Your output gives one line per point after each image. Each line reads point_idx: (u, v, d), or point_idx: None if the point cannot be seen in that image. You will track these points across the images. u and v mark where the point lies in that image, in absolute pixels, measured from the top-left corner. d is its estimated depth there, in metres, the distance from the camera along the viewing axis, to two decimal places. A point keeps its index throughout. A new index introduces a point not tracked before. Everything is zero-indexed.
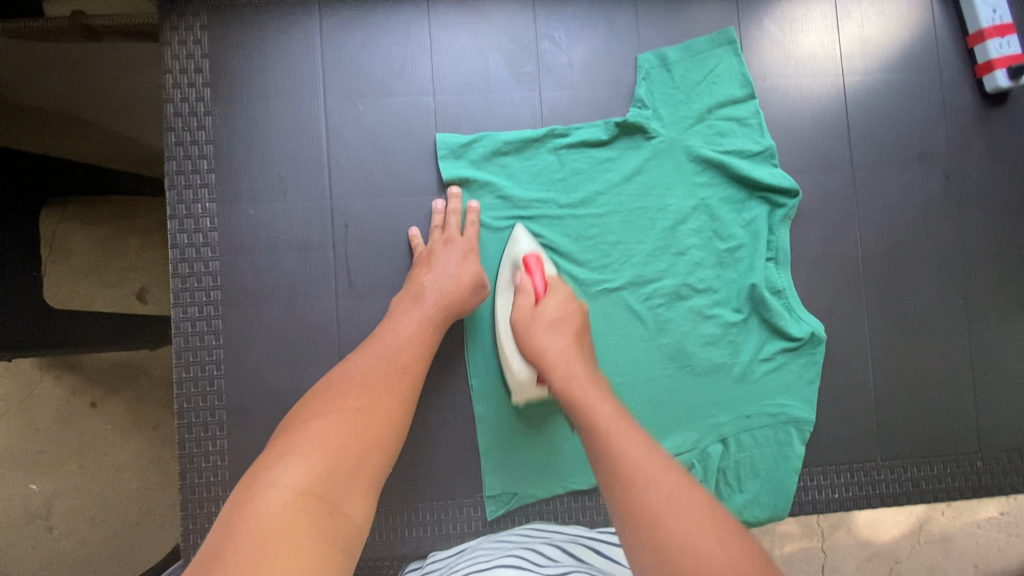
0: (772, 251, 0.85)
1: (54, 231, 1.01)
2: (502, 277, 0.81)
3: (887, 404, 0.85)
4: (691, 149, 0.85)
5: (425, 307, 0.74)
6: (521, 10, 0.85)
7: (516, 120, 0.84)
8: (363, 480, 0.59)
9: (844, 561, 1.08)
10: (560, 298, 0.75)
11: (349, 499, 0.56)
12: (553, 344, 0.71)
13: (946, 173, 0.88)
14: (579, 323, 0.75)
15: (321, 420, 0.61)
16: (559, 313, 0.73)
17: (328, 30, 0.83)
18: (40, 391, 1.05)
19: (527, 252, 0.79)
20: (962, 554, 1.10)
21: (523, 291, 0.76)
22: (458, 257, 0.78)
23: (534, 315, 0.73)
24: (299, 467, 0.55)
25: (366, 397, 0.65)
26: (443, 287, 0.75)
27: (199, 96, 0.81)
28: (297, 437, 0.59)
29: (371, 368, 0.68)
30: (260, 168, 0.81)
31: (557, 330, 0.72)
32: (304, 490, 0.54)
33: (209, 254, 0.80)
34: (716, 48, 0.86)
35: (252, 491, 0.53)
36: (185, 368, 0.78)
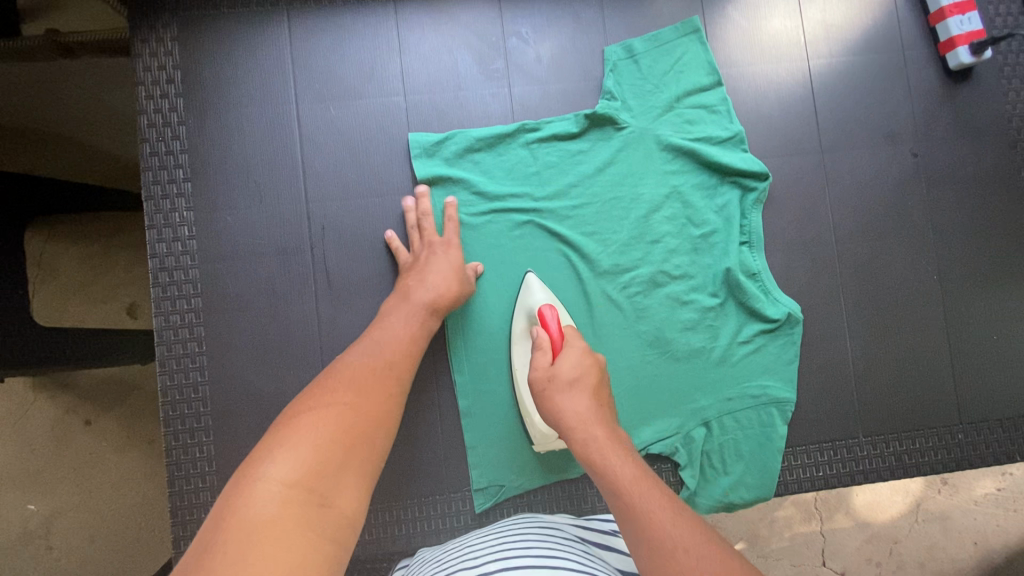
0: (745, 235, 0.86)
1: (43, 252, 1.02)
2: (517, 328, 0.82)
3: (867, 381, 0.86)
4: (661, 138, 0.86)
5: (411, 306, 0.76)
6: (487, 8, 0.86)
7: (487, 117, 0.86)
8: (354, 473, 0.59)
9: (843, 543, 1.09)
10: (577, 354, 0.74)
11: (340, 492, 0.56)
12: (571, 409, 0.70)
13: (914, 151, 0.89)
14: (598, 380, 0.73)
15: (311, 416, 0.61)
16: (574, 373, 0.73)
17: (297, 36, 0.84)
18: (34, 410, 1.06)
19: (542, 303, 0.80)
20: (961, 531, 1.11)
21: (540, 347, 0.76)
22: (442, 254, 0.79)
23: (551, 375, 0.73)
24: (289, 459, 0.55)
25: (354, 392, 0.65)
26: (430, 287, 0.76)
27: (172, 106, 0.81)
28: (289, 430, 0.60)
29: (361, 367, 0.69)
30: (235, 175, 0.82)
31: (574, 391, 0.71)
32: (295, 482, 0.53)
33: (189, 262, 0.80)
34: (681, 37, 0.87)
35: (243, 483, 0.53)
36: (169, 375, 0.79)
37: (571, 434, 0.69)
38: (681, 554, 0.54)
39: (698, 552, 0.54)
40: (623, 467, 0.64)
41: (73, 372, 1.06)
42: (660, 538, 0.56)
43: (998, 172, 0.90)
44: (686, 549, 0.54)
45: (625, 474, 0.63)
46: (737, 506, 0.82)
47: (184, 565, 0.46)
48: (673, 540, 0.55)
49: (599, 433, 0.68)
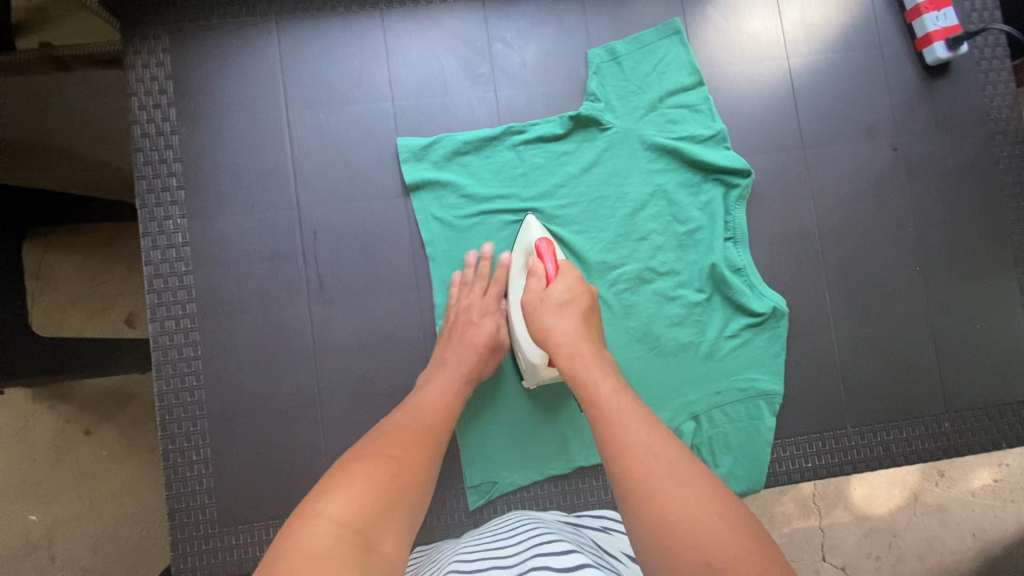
0: (729, 231, 0.87)
1: (41, 262, 1.03)
2: (516, 265, 0.82)
3: (854, 373, 0.88)
4: (645, 138, 0.88)
5: (445, 371, 0.77)
6: (472, 14, 0.88)
7: (474, 120, 0.87)
8: (398, 520, 0.58)
9: (841, 537, 1.10)
10: (570, 281, 0.75)
11: (385, 537, 0.55)
12: (560, 326, 0.71)
13: (894, 146, 0.91)
14: (589, 306, 0.74)
15: (358, 462, 0.62)
16: (567, 296, 0.73)
17: (286, 45, 0.86)
18: (35, 421, 1.07)
19: (539, 238, 0.79)
20: (958, 523, 1.12)
21: (535, 274, 0.76)
22: (478, 318, 0.80)
23: (544, 296, 0.73)
24: (339, 500, 0.56)
25: (398, 444, 0.66)
26: (462, 354, 0.78)
27: (164, 116, 0.83)
28: (338, 475, 0.60)
29: (404, 423, 0.70)
30: (227, 182, 0.84)
31: (564, 312, 0.72)
32: (347, 522, 0.54)
33: (183, 268, 0.82)
34: (662, 38, 0.89)
35: (297, 521, 0.53)
36: (165, 380, 0.80)
37: (556, 349, 0.70)
38: (650, 458, 0.57)
39: (666, 457, 0.58)
40: (605, 378, 0.67)
41: (72, 383, 1.07)
42: (630, 441, 0.59)
43: (977, 164, 0.91)
44: (654, 454, 0.58)
45: (605, 387, 0.66)
46: None
47: None
48: (643, 448, 0.59)
49: (585, 348, 0.70)
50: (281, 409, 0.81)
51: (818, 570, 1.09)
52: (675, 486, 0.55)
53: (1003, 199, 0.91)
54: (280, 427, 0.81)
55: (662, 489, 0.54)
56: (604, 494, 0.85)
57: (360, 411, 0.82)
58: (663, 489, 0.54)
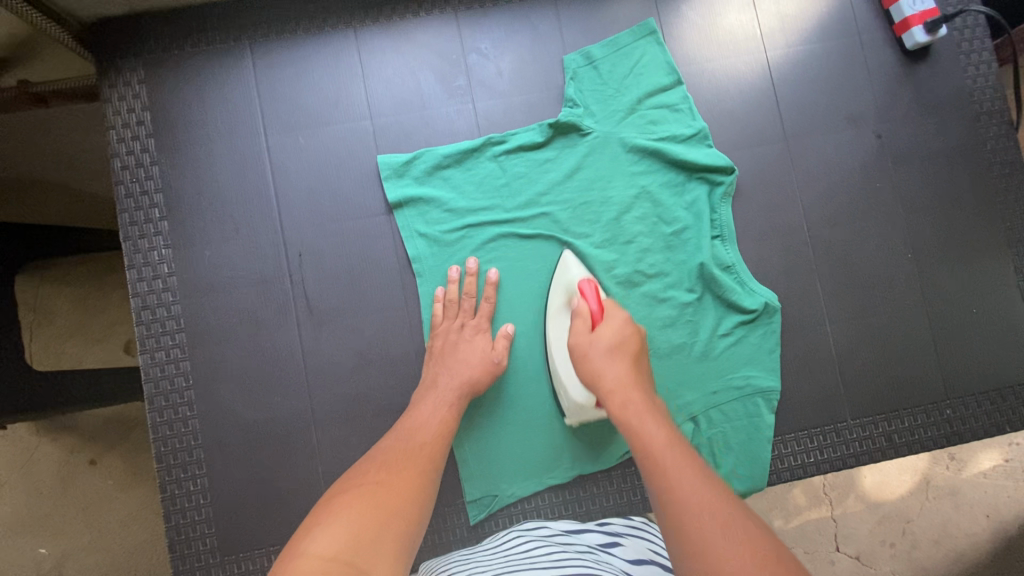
0: (717, 229, 0.87)
1: (35, 296, 1.03)
2: (554, 303, 0.83)
3: (851, 363, 0.87)
4: (626, 141, 0.87)
5: (439, 392, 0.77)
6: (445, 27, 0.88)
7: (453, 133, 0.87)
8: (388, 547, 0.56)
9: (855, 526, 1.09)
10: (618, 322, 0.77)
11: (378, 563, 0.53)
12: (610, 370, 0.74)
13: (878, 133, 0.90)
14: (637, 348, 0.76)
15: (346, 496, 0.62)
16: (616, 339, 0.76)
17: (261, 68, 0.86)
18: (41, 454, 1.07)
19: (580, 278, 0.82)
20: (972, 505, 1.10)
21: (580, 316, 0.79)
22: (472, 340, 0.81)
23: (592, 340, 0.76)
24: (324, 536, 0.55)
25: (385, 472, 0.66)
26: (460, 374, 0.78)
27: (144, 147, 0.83)
28: (323, 514, 0.59)
29: (385, 454, 0.70)
30: (209, 209, 0.84)
31: (613, 356, 0.74)
32: (333, 556, 0.52)
33: (170, 298, 0.82)
34: (638, 39, 0.88)
35: (283, 561, 0.52)
36: (159, 411, 0.80)
37: (608, 394, 0.73)
38: (705, 514, 0.55)
39: (722, 512, 0.55)
40: (659, 429, 0.67)
41: (75, 415, 1.07)
42: (682, 494, 0.58)
43: (963, 146, 0.90)
44: (707, 508, 0.56)
45: (656, 436, 0.66)
46: None
47: None
48: (696, 500, 0.57)
49: (637, 396, 0.72)
50: (277, 433, 0.81)
51: (833, 561, 1.09)
52: (724, 539, 0.52)
53: (992, 179, 0.90)
54: (278, 450, 0.81)
55: (711, 543, 0.52)
56: (606, 501, 0.84)
57: (355, 430, 0.81)
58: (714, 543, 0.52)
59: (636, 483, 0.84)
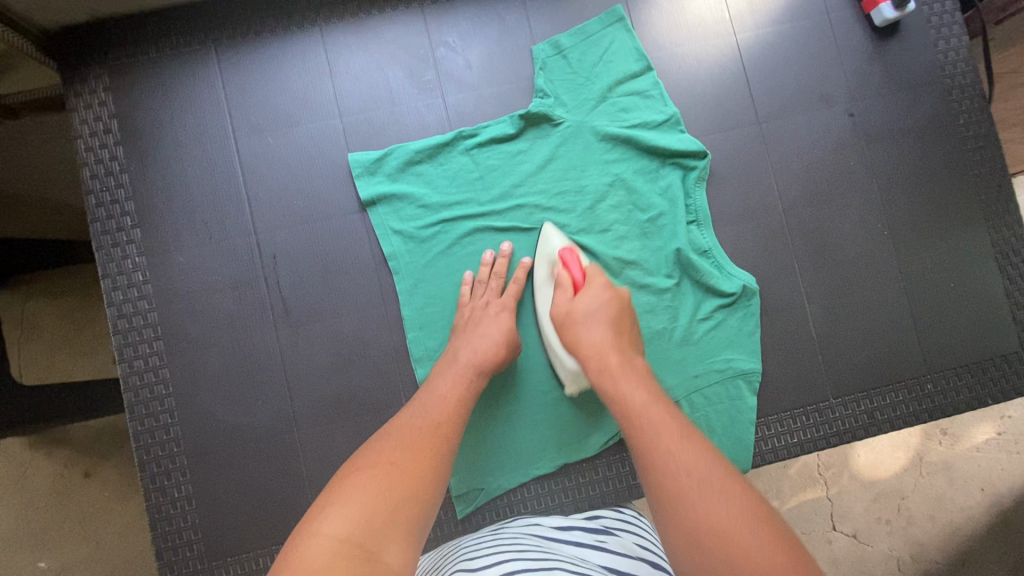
0: (692, 214, 0.87)
1: (24, 310, 1.01)
2: (540, 275, 0.83)
3: (832, 343, 0.87)
4: (598, 129, 0.87)
5: (459, 366, 0.75)
6: (412, 21, 0.87)
7: (424, 128, 0.86)
8: (402, 530, 0.55)
9: (850, 504, 1.10)
10: (597, 289, 0.76)
11: (389, 547, 0.53)
12: (589, 336, 0.72)
13: (850, 111, 0.90)
14: (617, 311, 0.75)
15: (361, 475, 0.61)
16: (594, 305, 0.75)
17: (228, 71, 0.85)
18: (33, 468, 1.07)
19: (561, 248, 0.81)
20: (965, 479, 1.11)
21: (561, 286, 0.78)
22: (493, 314, 0.79)
23: (571, 307, 0.76)
24: (338, 516, 0.55)
25: (400, 451, 0.64)
26: (475, 351, 0.76)
27: (112, 155, 0.83)
28: (340, 490, 0.59)
29: (410, 426, 0.68)
30: (182, 215, 0.83)
31: (591, 322, 0.73)
32: (345, 539, 0.52)
33: (146, 306, 0.81)
34: (607, 27, 0.88)
35: (295, 543, 0.52)
36: (139, 420, 0.80)
37: (585, 360, 0.72)
38: (684, 477, 0.55)
39: (700, 472, 0.55)
40: (636, 390, 0.66)
41: (66, 428, 1.07)
42: (659, 452, 0.58)
43: (938, 121, 0.90)
44: (688, 471, 0.56)
45: (634, 397, 0.65)
46: None
47: None
48: (675, 461, 0.57)
49: (614, 358, 0.70)
50: (262, 437, 0.81)
51: (830, 540, 1.09)
52: (706, 501, 0.53)
53: (966, 153, 0.90)
54: (264, 454, 0.81)
55: (695, 507, 0.53)
56: (592, 489, 0.84)
57: (337, 430, 0.81)
58: (699, 509, 0.53)
59: (622, 472, 0.84)
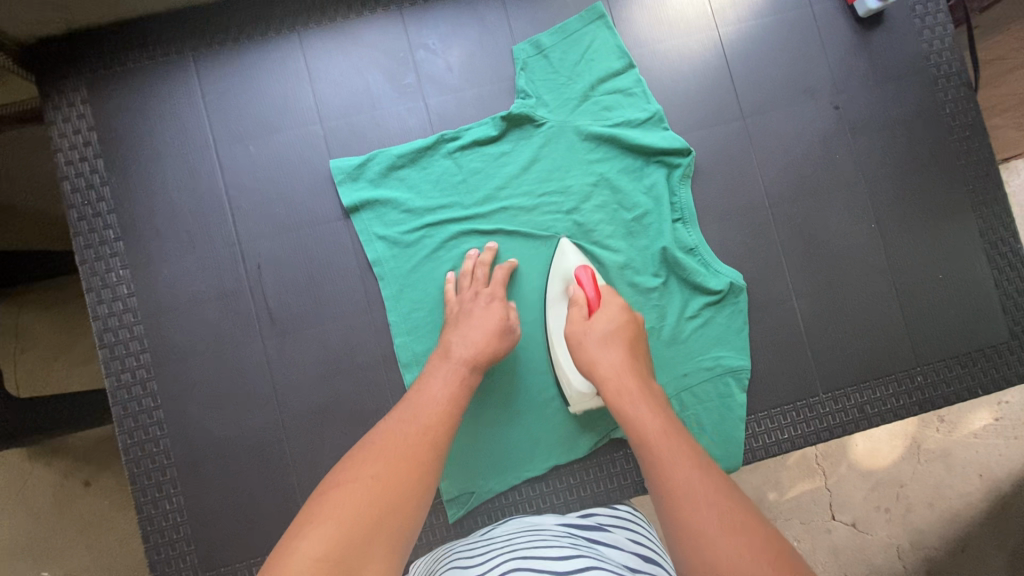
0: (677, 212, 0.86)
1: (20, 321, 1.02)
2: (553, 291, 0.83)
3: (821, 337, 0.87)
4: (581, 129, 0.86)
5: (453, 363, 0.74)
6: (390, 24, 0.86)
7: (406, 132, 0.86)
8: (383, 544, 0.54)
9: (848, 493, 1.10)
10: (614, 309, 0.76)
11: (370, 562, 0.52)
12: (605, 358, 0.73)
13: (835, 104, 0.89)
14: (633, 335, 0.76)
15: (342, 488, 0.59)
16: (611, 326, 0.75)
17: (206, 81, 0.84)
18: (34, 478, 1.07)
19: (576, 266, 0.81)
20: (963, 465, 1.11)
21: (576, 303, 0.78)
22: (483, 307, 0.78)
23: (587, 328, 0.75)
24: (318, 532, 0.53)
25: (383, 461, 0.63)
26: (470, 347, 0.75)
27: (93, 168, 0.82)
28: (319, 506, 0.57)
29: (390, 436, 0.66)
30: (165, 227, 0.83)
31: (609, 344, 0.74)
32: (323, 555, 0.50)
33: (132, 319, 0.81)
34: (588, 25, 0.87)
35: (273, 561, 0.51)
36: (129, 433, 0.80)
37: (603, 383, 0.72)
38: (699, 503, 0.56)
39: (715, 500, 0.56)
40: (652, 417, 0.67)
41: (66, 437, 1.08)
42: (676, 478, 0.60)
43: (925, 111, 0.90)
44: (704, 499, 0.57)
45: (652, 426, 0.67)
46: None
47: None
48: (692, 488, 0.58)
49: (631, 383, 0.71)
50: (252, 447, 0.81)
51: (829, 530, 1.09)
52: (720, 527, 0.53)
53: (953, 142, 0.89)
54: (255, 463, 0.81)
55: (706, 528, 0.53)
56: (583, 490, 0.84)
57: (327, 437, 0.81)
58: (710, 534, 0.53)
59: (613, 471, 0.84)
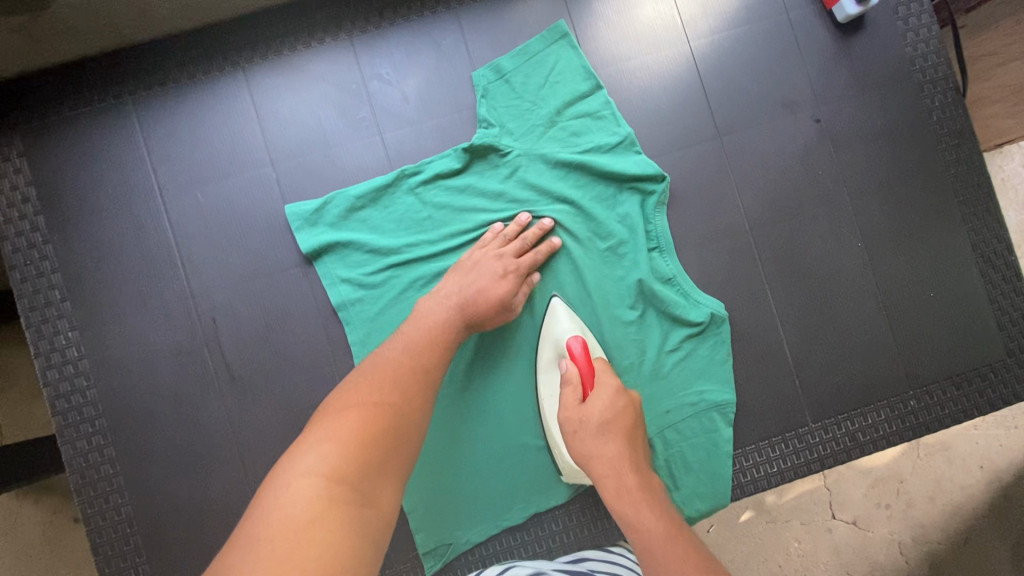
0: (654, 241, 0.82)
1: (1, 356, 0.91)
2: (544, 357, 0.79)
3: (808, 363, 0.83)
4: (548, 156, 0.81)
5: (454, 307, 0.72)
6: (341, 55, 0.81)
7: (363, 170, 0.81)
8: (391, 474, 0.58)
9: (849, 492, 1.00)
10: (609, 392, 0.72)
11: (381, 491, 0.57)
12: (602, 452, 0.70)
13: (816, 117, 0.84)
14: (631, 423, 0.72)
15: (352, 413, 0.60)
16: (608, 414, 0.71)
17: (148, 126, 0.80)
18: (23, 518, 0.93)
19: (569, 336, 0.77)
20: (965, 457, 1.01)
21: (570, 383, 0.74)
22: (498, 271, 0.75)
23: (582, 416, 0.72)
24: (331, 452, 0.56)
25: (396, 394, 0.63)
26: (470, 294, 0.73)
27: (33, 226, 0.78)
28: (326, 425, 0.59)
29: (395, 364, 0.66)
30: (113, 286, 0.79)
31: (605, 436, 0.70)
32: (338, 478, 0.54)
33: (84, 383, 0.77)
34: (550, 44, 0.82)
35: (288, 476, 0.54)
36: (89, 502, 0.76)
37: (601, 480, 0.70)
38: None
39: None
40: (656, 521, 0.67)
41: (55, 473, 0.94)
42: None
43: (911, 119, 0.85)
44: None
45: (653, 527, 0.66)
46: (694, 520, 0.80)
47: (236, 541, 0.49)
48: None
49: (631, 483, 0.69)
50: (217, 509, 0.78)
51: (830, 528, 0.99)
52: None
53: (941, 151, 0.85)
54: (222, 525, 0.77)
55: None
56: (566, 537, 0.81)
57: None
58: None
59: (596, 515, 0.81)
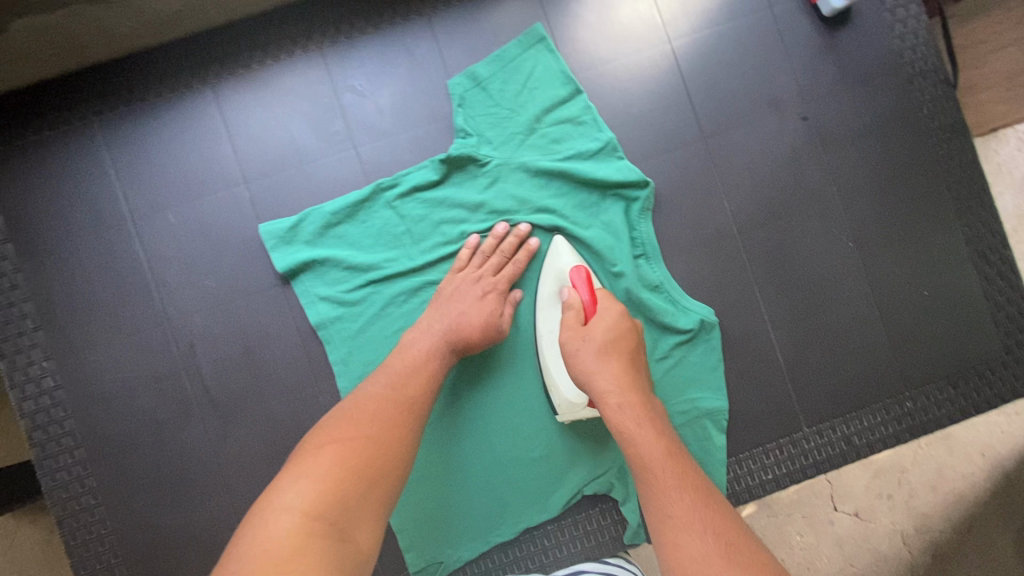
0: (639, 247, 0.80)
1: None
2: (545, 292, 0.76)
3: (801, 367, 0.81)
4: (528, 164, 0.79)
5: (433, 335, 0.70)
6: (311, 67, 0.79)
7: (339, 185, 0.79)
8: (372, 508, 0.56)
9: (850, 485, 0.98)
10: (614, 314, 0.70)
11: (362, 527, 0.55)
12: (604, 370, 0.67)
13: (803, 115, 0.82)
14: (635, 344, 0.70)
15: (332, 446, 0.58)
16: (612, 333, 0.68)
17: (116, 148, 0.77)
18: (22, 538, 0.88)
19: (572, 266, 0.75)
20: (966, 446, 0.98)
21: (572, 307, 0.72)
22: (477, 295, 0.73)
23: (584, 336, 0.69)
24: (310, 487, 0.54)
25: (377, 424, 0.61)
26: (450, 321, 0.71)
27: (3, 255, 0.76)
28: (306, 458, 0.57)
29: (377, 396, 0.64)
30: (87, 314, 0.77)
31: (609, 355, 0.68)
32: (316, 514, 0.52)
33: (61, 414, 0.76)
34: (527, 49, 0.80)
35: (265, 513, 0.52)
36: (72, 534, 0.75)
37: (603, 399, 0.66)
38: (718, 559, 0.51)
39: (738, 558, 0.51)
40: (659, 445, 0.62)
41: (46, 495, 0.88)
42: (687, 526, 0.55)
43: (901, 114, 0.83)
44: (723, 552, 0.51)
45: (656, 454, 0.62)
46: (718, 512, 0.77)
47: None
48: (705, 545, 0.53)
49: (633, 400, 0.65)
50: (202, 536, 0.76)
51: (833, 521, 0.97)
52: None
53: (932, 146, 0.83)
54: (208, 553, 0.76)
55: None
56: (559, 552, 0.79)
57: None
58: None
59: (589, 528, 0.80)
